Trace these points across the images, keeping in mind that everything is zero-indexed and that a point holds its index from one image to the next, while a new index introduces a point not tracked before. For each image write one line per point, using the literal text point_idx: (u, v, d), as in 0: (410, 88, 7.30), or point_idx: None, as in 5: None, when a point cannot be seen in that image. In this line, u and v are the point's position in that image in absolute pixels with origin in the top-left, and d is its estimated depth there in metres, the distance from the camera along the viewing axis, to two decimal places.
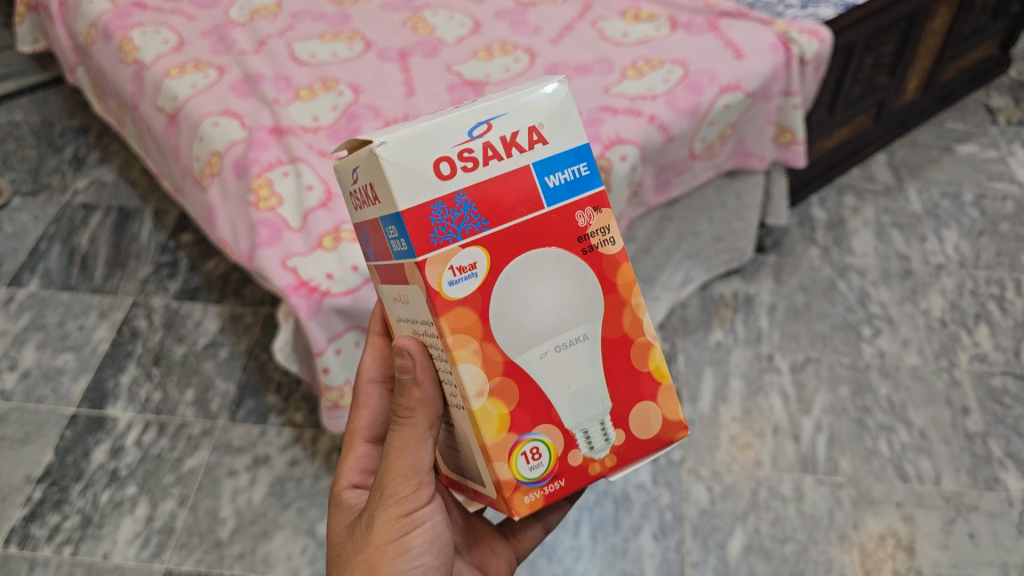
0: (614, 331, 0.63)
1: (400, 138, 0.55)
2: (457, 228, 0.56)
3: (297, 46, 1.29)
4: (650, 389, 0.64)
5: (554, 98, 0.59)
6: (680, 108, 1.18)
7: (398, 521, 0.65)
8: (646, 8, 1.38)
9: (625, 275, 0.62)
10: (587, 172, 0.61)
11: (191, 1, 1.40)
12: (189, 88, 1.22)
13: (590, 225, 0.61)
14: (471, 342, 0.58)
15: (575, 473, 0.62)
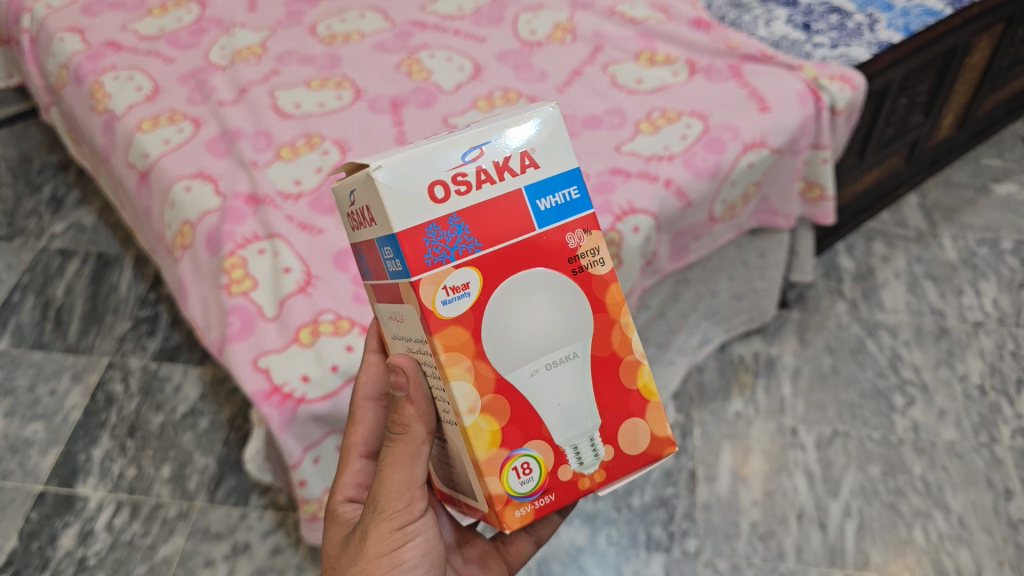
0: (603, 350, 0.62)
1: (397, 160, 0.54)
2: (450, 249, 0.56)
3: (281, 95, 1.18)
4: (639, 406, 0.63)
5: (545, 125, 0.59)
6: (699, 170, 1.07)
7: (391, 534, 0.63)
8: (662, 49, 1.27)
9: (614, 295, 0.62)
10: (578, 195, 0.60)
11: (169, 40, 1.29)
12: (162, 145, 1.12)
13: (580, 246, 0.60)
14: (463, 359, 0.57)
15: (564, 488, 0.61)
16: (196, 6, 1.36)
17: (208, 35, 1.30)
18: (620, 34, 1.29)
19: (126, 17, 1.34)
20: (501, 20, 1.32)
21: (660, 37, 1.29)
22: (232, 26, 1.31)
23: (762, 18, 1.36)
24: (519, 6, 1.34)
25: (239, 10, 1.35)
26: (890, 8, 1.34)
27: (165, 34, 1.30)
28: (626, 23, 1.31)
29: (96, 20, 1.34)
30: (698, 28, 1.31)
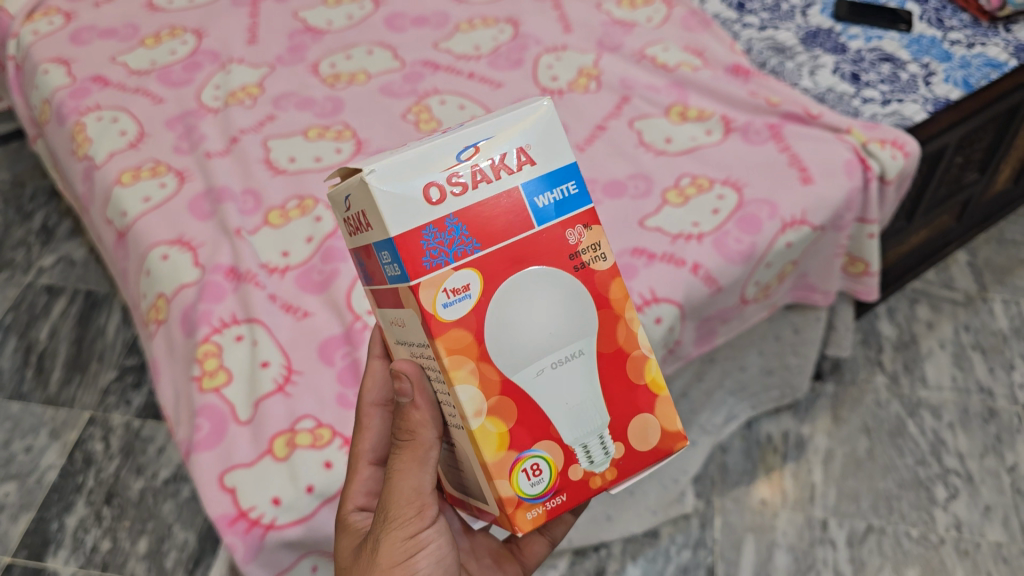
0: (607, 346, 0.57)
1: (391, 163, 0.52)
2: (448, 250, 0.53)
3: (275, 146, 1.08)
4: (647, 401, 0.58)
5: (541, 119, 0.56)
6: (731, 253, 0.96)
7: (403, 542, 0.58)
8: (695, 104, 1.15)
9: (617, 291, 0.58)
10: (576, 189, 0.56)
11: (160, 76, 1.20)
12: (141, 203, 1.02)
13: (580, 242, 0.56)
14: (467, 362, 0.54)
15: (576, 489, 0.56)
16: (193, 36, 1.26)
17: (202, 71, 1.20)
18: (650, 83, 1.18)
19: (116, 47, 1.24)
20: (520, 63, 1.21)
21: (694, 87, 1.17)
22: (230, 60, 1.21)
23: (806, 66, 1.24)
24: (540, 47, 1.24)
25: (238, 42, 1.25)
26: (948, 58, 1.24)
27: (156, 69, 1.21)
28: (657, 70, 1.20)
29: (83, 50, 1.24)
30: (736, 75, 1.22)
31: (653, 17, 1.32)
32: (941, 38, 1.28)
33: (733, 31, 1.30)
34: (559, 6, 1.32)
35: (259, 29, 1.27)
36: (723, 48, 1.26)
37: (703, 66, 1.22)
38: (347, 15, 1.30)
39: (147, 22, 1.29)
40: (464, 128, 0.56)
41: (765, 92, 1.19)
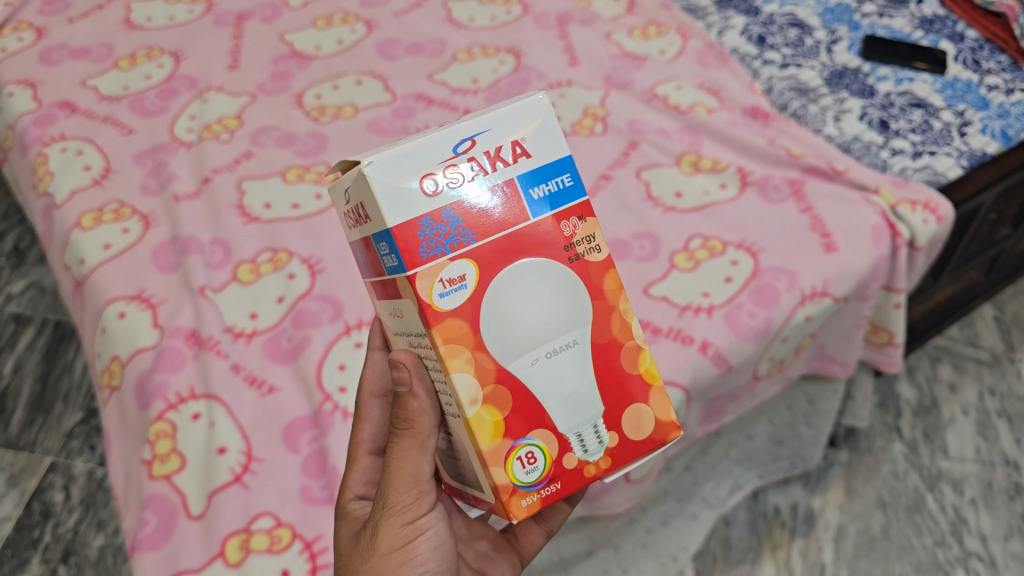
0: (601, 336, 0.55)
1: (389, 155, 0.51)
2: (444, 241, 0.51)
3: (250, 189, 0.99)
4: (641, 390, 0.56)
5: (538, 113, 0.54)
6: (744, 330, 0.87)
7: (401, 529, 0.54)
8: (709, 153, 1.06)
9: (612, 281, 0.56)
10: (571, 182, 0.55)
11: (133, 103, 1.11)
12: (100, 252, 0.93)
13: (575, 233, 0.54)
14: (462, 351, 0.52)
15: (571, 477, 0.54)
16: (170, 59, 1.17)
17: (178, 99, 1.12)
18: (659, 126, 1.09)
19: (87, 70, 1.16)
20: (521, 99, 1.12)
21: (708, 133, 1.08)
22: (208, 88, 1.13)
23: (831, 110, 1.15)
24: (543, 82, 1.15)
25: (219, 68, 1.16)
26: (985, 105, 1.15)
27: (129, 95, 1.12)
28: (668, 112, 1.11)
29: (52, 71, 1.15)
30: (755, 118, 1.13)
31: (666, 50, 1.23)
32: (978, 82, 1.18)
33: (752, 68, 1.21)
34: (566, 36, 1.22)
35: (242, 53, 1.18)
36: (741, 87, 1.16)
37: (720, 109, 1.13)
38: (337, 39, 1.21)
39: (123, 42, 1.20)
40: (462, 120, 0.54)
41: (786, 138, 1.10)
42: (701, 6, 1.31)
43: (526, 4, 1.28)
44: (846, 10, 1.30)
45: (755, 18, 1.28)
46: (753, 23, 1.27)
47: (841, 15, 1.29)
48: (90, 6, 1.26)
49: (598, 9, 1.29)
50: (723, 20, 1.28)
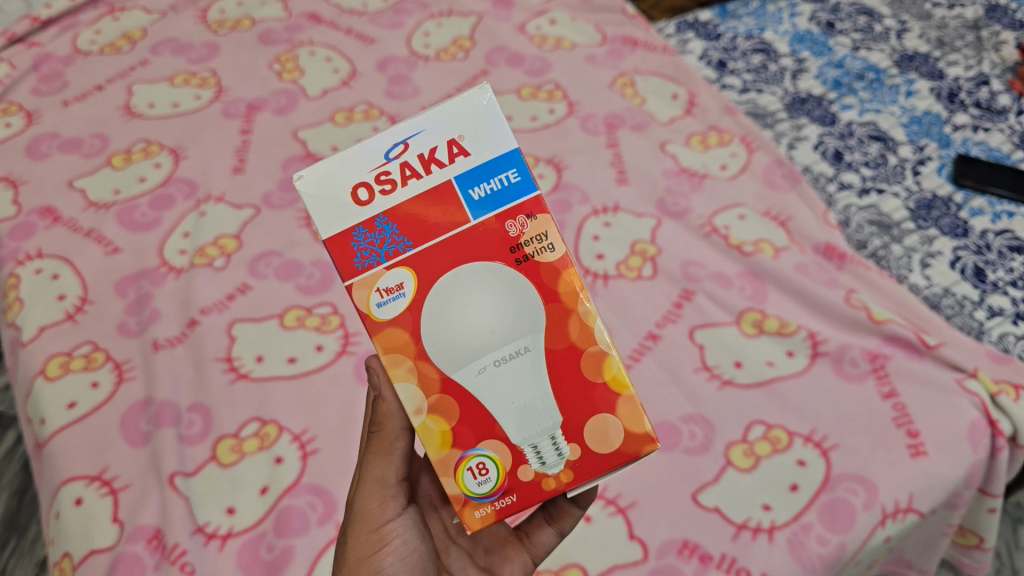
0: (556, 343, 0.49)
1: (323, 163, 0.48)
2: (379, 250, 0.48)
3: (241, 335, 0.86)
4: (607, 399, 0.49)
5: (474, 106, 0.48)
6: (810, 562, 0.72)
7: (369, 536, 0.51)
8: (774, 311, 0.90)
9: (569, 283, 0.49)
10: (518, 177, 0.48)
11: (122, 214, 0.98)
12: (64, 412, 0.81)
13: (523, 233, 0.48)
14: (404, 360, 0.49)
15: (528, 490, 0.49)
16: (169, 157, 1.05)
17: (173, 209, 0.99)
18: (717, 269, 0.94)
19: (77, 167, 1.04)
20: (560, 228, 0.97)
21: (774, 281, 0.93)
22: (207, 197, 1.00)
23: (918, 253, 0.99)
24: (587, 206, 1.00)
25: (222, 170, 1.03)
26: None
27: (120, 202, 1.00)
28: (729, 251, 0.95)
29: (39, 167, 1.04)
30: (829, 257, 0.97)
31: (728, 165, 1.07)
32: None
33: (826, 193, 1.05)
34: (615, 144, 1.07)
35: (249, 154, 1.05)
36: (814, 217, 1.01)
37: (790, 247, 0.97)
38: (356, 138, 1.07)
39: (119, 133, 1.08)
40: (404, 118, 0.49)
41: (864, 289, 0.94)
42: (769, 111, 1.15)
43: (571, 102, 1.13)
44: (935, 120, 1.14)
45: (830, 127, 1.12)
46: (828, 135, 1.11)
47: (929, 127, 1.13)
48: (88, 87, 1.14)
49: (652, 109, 1.14)
50: (794, 129, 1.12)
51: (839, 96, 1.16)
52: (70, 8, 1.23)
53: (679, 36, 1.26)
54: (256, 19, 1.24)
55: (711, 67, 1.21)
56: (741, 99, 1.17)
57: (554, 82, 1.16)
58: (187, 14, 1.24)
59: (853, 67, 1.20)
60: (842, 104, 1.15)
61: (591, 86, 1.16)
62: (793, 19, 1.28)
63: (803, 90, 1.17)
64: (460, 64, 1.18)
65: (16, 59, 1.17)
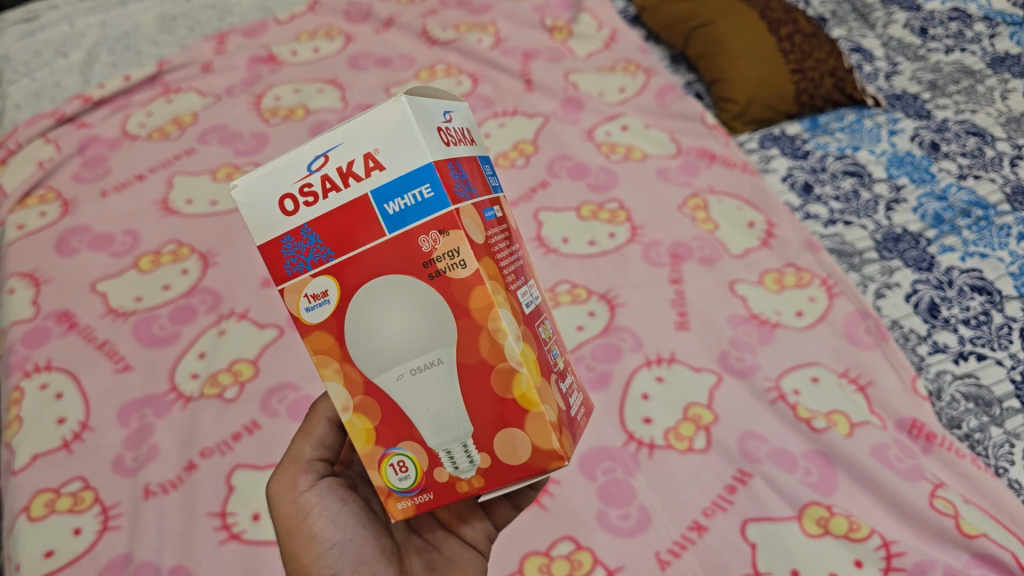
0: (468, 356, 0.43)
1: (255, 171, 0.43)
2: (305, 258, 0.43)
3: (240, 485, 0.78)
4: (516, 413, 0.43)
5: (391, 118, 0.41)
6: None
7: (292, 505, 0.52)
8: (843, 508, 0.74)
9: (483, 298, 0.42)
10: (432, 193, 0.41)
11: (139, 326, 0.93)
12: (39, 562, 0.74)
13: (435, 248, 0.42)
14: (331, 361, 0.45)
15: (442, 491, 0.46)
16: (197, 262, 0.99)
17: (194, 323, 0.93)
18: (781, 446, 0.79)
19: (103, 268, 0.99)
20: (605, 380, 0.86)
21: (844, 465, 0.77)
22: (230, 313, 0.93)
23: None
24: (640, 354, 0.88)
25: (250, 282, 0.96)
26: None
27: (139, 311, 0.94)
28: (797, 425, 0.81)
29: (65, 265, 0.99)
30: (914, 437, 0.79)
31: (804, 312, 0.91)
32: None
33: (915, 357, 0.87)
34: (678, 279, 0.96)
35: None
36: (900, 384, 0.83)
37: (869, 422, 0.80)
38: None
39: (152, 232, 1.03)
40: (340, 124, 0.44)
41: (953, 480, 0.76)
42: (858, 249, 0.99)
43: (635, 225, 1.03)
44: None
45: (926, 274, 0.95)
46: (923, 282, 0.94)
47: None
48: (129, 177, 1.10)
49: (725, 238, 1.01)
50: (884, 272, 0.96)
51: (939, 235, 0.98)
52: (124, 87, 1.22)
53: (761, 152, 1.15)
54: (311, 109, 1.18)
55: (795, 191, 1.08)
56: (826, 232, 1.02)
57: (618, 200, 1.06)
58: (241, 99, 1.20)
59: (958, 200, 1.02)
60: (941, 245, 0.97)
61: (658, 207, 1.05)
62: (892, 137, 1.13)
63: (897, 226, 1.01)
64: (519, 172, 1.10)
65: (64, 141, 1.15)
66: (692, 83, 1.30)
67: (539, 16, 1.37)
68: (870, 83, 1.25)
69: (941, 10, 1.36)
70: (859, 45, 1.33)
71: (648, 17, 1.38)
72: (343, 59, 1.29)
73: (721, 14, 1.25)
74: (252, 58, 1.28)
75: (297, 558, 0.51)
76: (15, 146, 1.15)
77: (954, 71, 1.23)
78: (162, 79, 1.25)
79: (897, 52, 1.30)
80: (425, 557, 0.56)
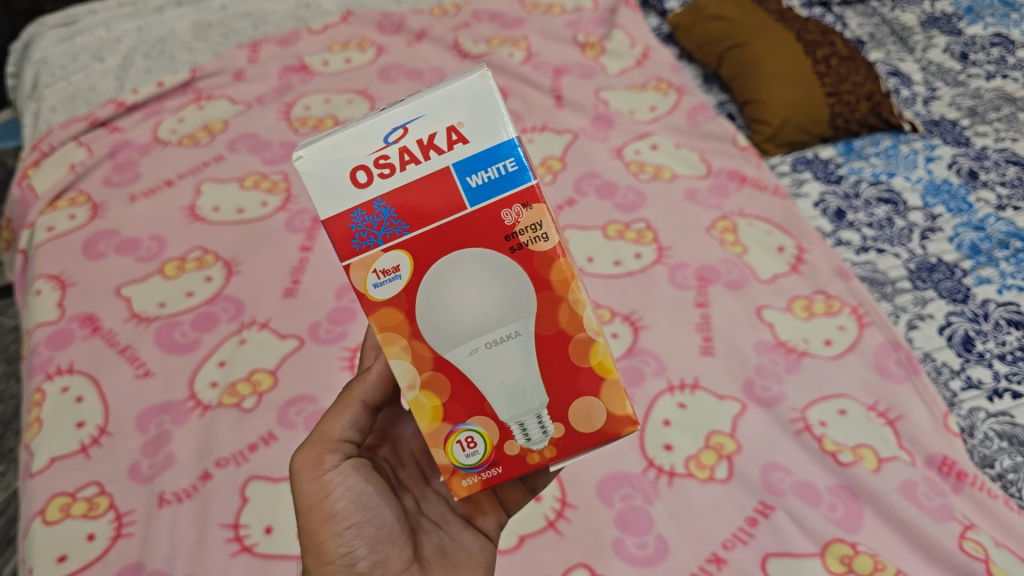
0: (547, 328, 0.46)
1: (324, 141, 0.43)
2: (376, 232, 0.44)
3: (254, 496, 0.77)
4: (592, 383, 0.47)
5: (475, 92, 0.42)
6: None
7: (315, 483, 0.49)
8: (868, 546, 0.72)
9: (563, 271, 0.45)
10: (515, 168, 0.43)
11: (161, 332, 0.93)
12: (52, 567, 0.73)
13: (518, 222, 0.44)
14: (399, 338, 0.46)
15: (514, 463, 0.48)
16: (221, 269, 0.99)
17: (215, 330, 0.93)
18: (805, 478, 0.77)
19: (128, 273, 0.99)
20: None
21: (871, 502, 0.75)
22: (251, 322, 0.93)
23: None
24: (662, 379, 0.87)
25: (273, 292, 0.96)
26: None
27: (163, 317, 0.94)
28: (822, 458, 0.79)
29: (92, 268, 1.00)
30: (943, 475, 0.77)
31: (833, 340, 0.89)
32: None
33: (947, 393, 0.85)
34: (704, 303, 0.94)
35: (304, 274, 0.98)
36: (930, 419, 0.81)
37: (897, 457, 0.78)
38: None
39: (178, 239, 1.03)
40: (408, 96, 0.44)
41: (987, 523, 0.74)
42: (890, 278, 0.97)
43: (661, 246, 1.01)
44: None
45: (961, 306, 0.92)
46: (957, 315, 0.91)
47: None
48: (157, 182, 1.11)
49: (754, 262, 0.99)
50: (917, 303, 0.93)
51: (976, 266, 0.96)
52: (157, 93, 1.23)
53: (794, 175, 1.13)
54: (340, 119, 1.18)
55: (827, 217, 1.06)
56: (858, 259, 1.00)
57: (645, 221, 1.05)
58: (272, 108, 1.21)
59: (996, 231, 1.00)
60: (977, 277, 0.95)
61: (686, 228, 1.03)
62: (929, 164, 1.11)
63: (932, 256, 0.98)
64: (546, 188, 1.10)
65: (96, 145, 1.16)
66: (725, 103, 1.29)
67: (571, 32, 1.36)
68: (908, 107, 1.23)
69: (982, 36, 1.33)
70: (897, 69, 1.30)
71: (681, 36, 1.37)
72: (374, 70, 1.29)
73: (756, 35, 1.24)
74: (284, 67, 1.29)
75: (314, 536, 0.49)
76: (47, 149, 1.16)
77: (995, 97, 1.21)
78: (195, 85, 1.26)
79: (936, 77, 1.27)
80: (436, 539, 0.56)
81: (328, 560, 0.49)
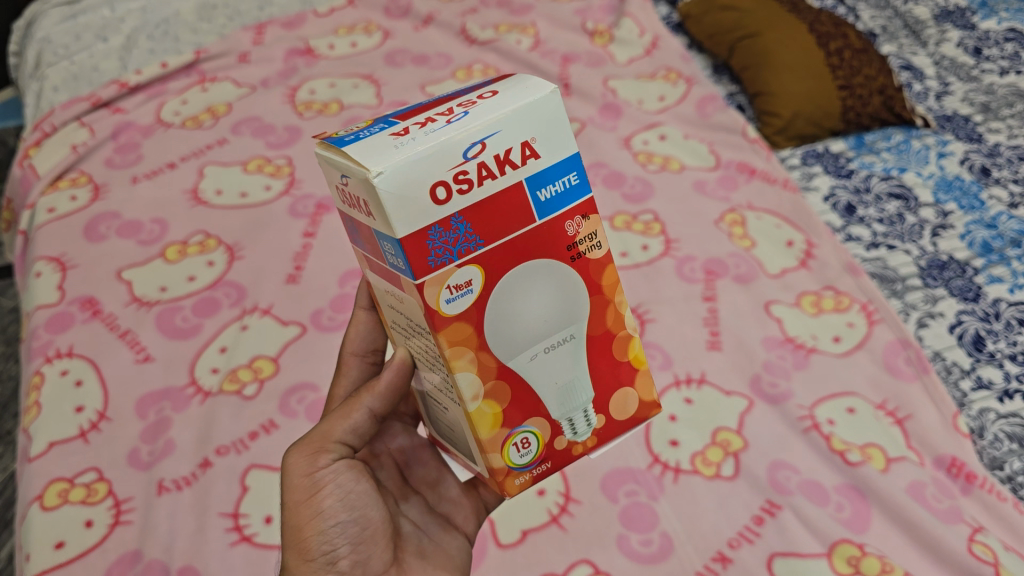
0: (596, 329, 0.48)
1: (401, 158, 0.40)
2: (452, 248, 0.42)
3: (254, 485, 0.76)
4: (629, 374, 0.50)
5: (548, 108, 0.43)
6: None
7: (305, 478, 0.49)
8: (876, 548, 0.71)
9: (611, 276, 0.48)
10: (577, 181, 0.45)
11: (162, 317, 0.92)
12: (49, 553, 0.73)
13: (578, 232, 0.45)
14: (467, 351, 0.44)
15: (561, 457, 0.49)
16: (223, 254, 0.98)
17: (217, 316, 0.92)
18: (812, 477, 0.76)
19: (130, 256, 0.98)
20: None
21: (880, 503, 0.74)
22: (253, 308, 0.92)
23: None
24: (669, 373, 0.86)
25: (276, 277, 0.95)
26: None
27: (164, 301, 0.93)
28: (829, 458, 0.78)
29: (93, 251, 0.99)
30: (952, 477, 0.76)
31: (842, 337, 0.88)
32: None
33: (957, 393, 0.84)
34: (712, 296, 0.93)
35: (307, 260, 0.96)
36: (940, 420, 0.80)
37: (906, 458, 0.77)
38: None
39: (180, 221, 1.02)
40: (469, 109, 0.42)
41: (997, 527, 0.73)
42: (900, 275, 0.96)
43: (669, 238, 1.00)
44: None
45: (971, 304, 0.91)
46: (968, 313, 0.90)
47: None
48: (160, 164, 1.09)
49: (762, 256, 0.98)
50: (927, 301, 0.92)
51: (987, 264, 0.95)
52: (161, 75, 1.22)
53: (804, 168, 1.11)
54: (345, 103, 1.16)
55: (837, 212, 1.04)
56: (868, 255, 0.99)
57: (653, 212, 1.03)
58: (276, 92, 1.19)
59: (1008, 229, 0.98)
60: (989, 275, 0.94)
61: (694, 221, 1.02)
62: (941, 160, 1.09)
63: (943, 253, 0.97)
64: None
65: (98, 126, 1.15)
66: (734, 94, 1.27)
67: (580, 19, 1.34)
68: (920, 102, 1.21)
69: (996, 31, 1.31)
70: (910, 63, 1.29)
71: (692, 25, 1.35)
72: (380, 55, 1.27)
73: (767, 26, 1.23)
74: (289, 50, 1.27)
75: (299, 533, 0.48)
76: (49, 129, 1.15)
77: (1009, 93, 1.19)
78: (199, 67, 1.24)
79: (949, 72, 1.26)
80: (417, 541, 0.55)
81: (310, 558, 0.48)
